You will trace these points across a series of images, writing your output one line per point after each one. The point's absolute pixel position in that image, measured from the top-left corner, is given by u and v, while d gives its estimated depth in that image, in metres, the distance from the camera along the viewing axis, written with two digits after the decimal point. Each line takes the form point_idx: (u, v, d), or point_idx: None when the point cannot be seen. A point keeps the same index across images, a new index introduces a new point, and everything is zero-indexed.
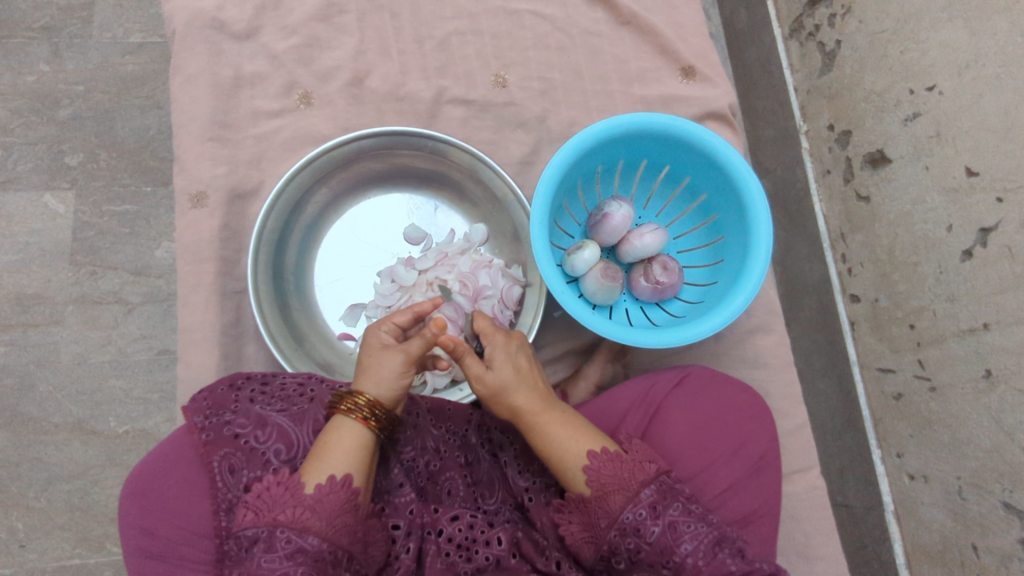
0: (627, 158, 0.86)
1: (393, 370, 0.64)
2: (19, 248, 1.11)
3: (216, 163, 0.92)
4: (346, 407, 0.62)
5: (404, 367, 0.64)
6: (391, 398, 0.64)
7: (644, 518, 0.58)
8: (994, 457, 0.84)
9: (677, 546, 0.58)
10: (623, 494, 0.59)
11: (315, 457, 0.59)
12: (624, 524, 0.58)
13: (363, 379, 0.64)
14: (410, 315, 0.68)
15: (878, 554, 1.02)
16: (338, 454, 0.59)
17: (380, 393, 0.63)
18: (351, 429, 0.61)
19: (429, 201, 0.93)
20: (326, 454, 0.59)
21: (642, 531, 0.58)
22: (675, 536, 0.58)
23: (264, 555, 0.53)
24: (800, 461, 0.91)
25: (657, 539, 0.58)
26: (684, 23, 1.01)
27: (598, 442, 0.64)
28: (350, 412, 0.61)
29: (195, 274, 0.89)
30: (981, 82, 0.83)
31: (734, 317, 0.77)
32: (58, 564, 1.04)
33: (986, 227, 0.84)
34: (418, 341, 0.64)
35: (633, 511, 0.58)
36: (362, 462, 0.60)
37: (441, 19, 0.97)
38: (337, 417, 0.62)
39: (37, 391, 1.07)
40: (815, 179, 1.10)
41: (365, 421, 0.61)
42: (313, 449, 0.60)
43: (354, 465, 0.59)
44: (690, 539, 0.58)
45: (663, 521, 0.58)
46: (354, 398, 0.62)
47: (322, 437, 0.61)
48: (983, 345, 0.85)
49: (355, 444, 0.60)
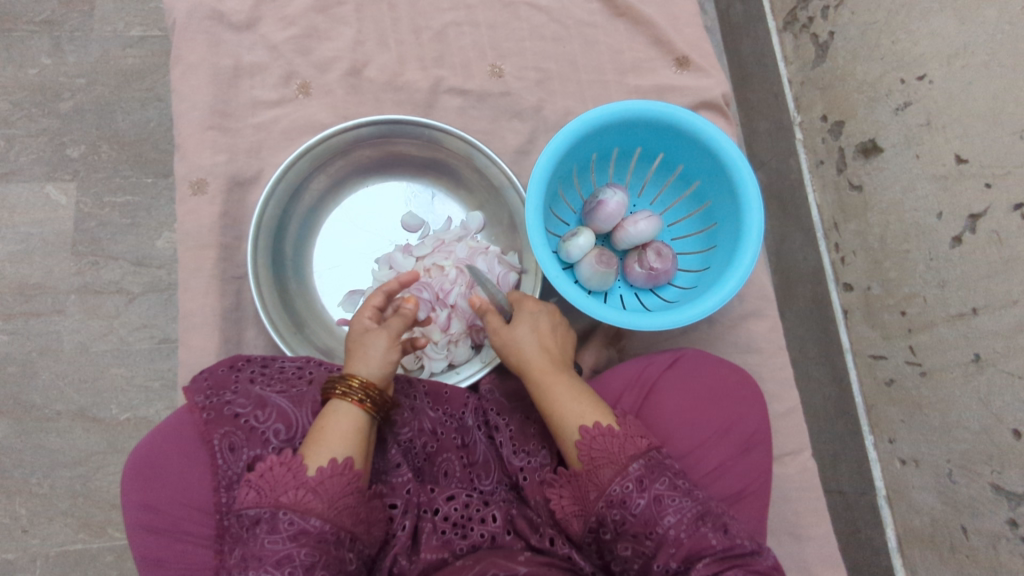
0: (621, 146, 0.88)
1: (380, 348, 0.66)
2: (21, 238, 1.12)
3: (217, 151, 0.93)
4: (340, 391, 0.63)
5: (389, 344, 0.67)
6: (381, 377, 0.65)
7: (631, 491, 0.59)
8: (983, 440, 0.85)
9: (660, 519, 0.58)
10: (612, 468, 0.60)
11: (313, 440, 0.59)
12: (611, 496, 0.59)
13: (354, 363, 0.65)
14: (383, 295, 0.71)
15: (870, 538, 1.03)
16: (338, 438, 0.60)
17: (370, 372, 0.65)
18: (347, 413, 0.62)
19: (427, 189, 0.95)
20: (325, 438, 0.59)
21: (628, 503, 0.59)
22: (659, 509, 0.58)
23: (267, 536, 0.54)
24: (793, 445, 0.92)
25: (642, 511, 0.58)
26: (679, 14, 1.02)
27: (595, 416, 0.64)
28: (345, 395, 0.62)
29: (196, 259, 0.90)
30: (969, 71, 0.85)
31: (725, 301, 0.78)
32: (61, 549, 1.05)
33: (974, 213, 0.85)
34: (398, 320, 0.69)
35: (620, 483, 0.59)
36: (360, 445, 0.61)
37: (439, 10, 0.99)
38: (334, 402, 0.63)
39: (40, 379, 1.08)
40: (808, 169, 1.12)
41: (361, 403, 0.62)
42: (310, 432, 0.61)
43: (352, 448, 0.60)
44: (674, 512, 0.58)
45: (649, 494, 0.59)
46: (348, 381, 0.63)
47: (319, 422, 0.61)
48: (971, 330, 0.86)
49: (354, 429, 0.61)
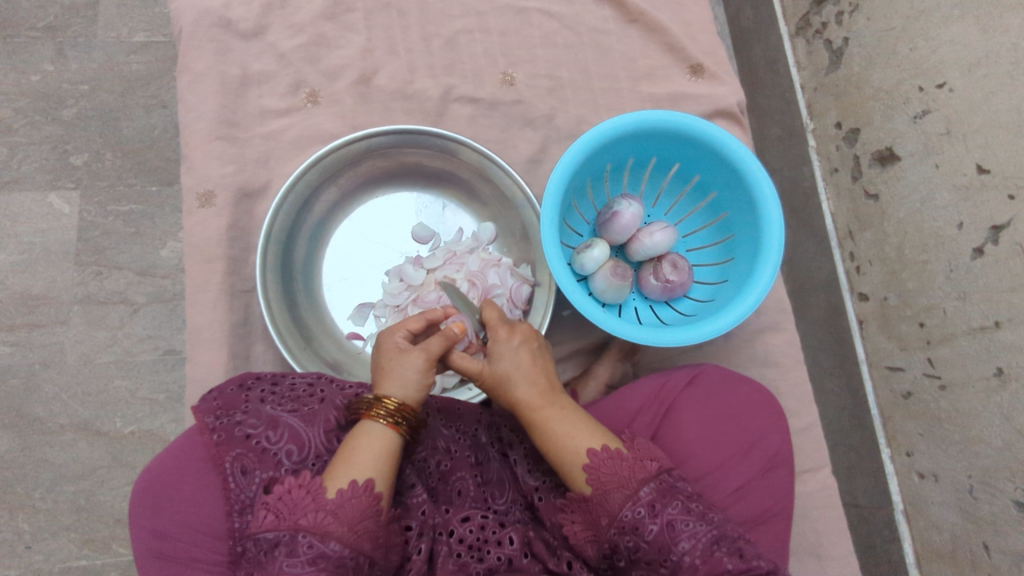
0: (636, 156, 0.86)
1: (416, 370, 0.65)
2: (24, 248, 1.10)
3: (224, 162, 0.91)
4: (374, 413, 0.61)
5: (426, 367, 0.65)
6: (417, 399, 0.65)
7: (642, 517, 0.57)
8: (1005, 456, 0.84)
9: (674, 545, 0.56)
10: (622, 492, 0.58)
11: (340, 459, 0.58)
12: (623, 522, 0.57)
13: (387, 383, 0.64)
14: (422, 321, 0.70)
15: (887, 553, 1.01)
16: (364, 460, 0.58)
17: (406, 395, 0.64)
18: (378, 435, 0.60)
19: (437, 200, 0.93)
20: (352, 458, 0.58)
21: (641, 530, 0.57)
22: (672, 534, 0.56)
23: (286, 559, 0.52)
24: (811, 461, 0.91)
25: (655, 538, 0.56)
26: (692, 20, 1.01)
27: (594, 441, 0.63)
28: (377, 417, 0.61)
29: (204, 273, 0.89)
30: (992, 79, 0.83)
31: (744, 316, 0.77)
32: (64, 565, 1.03)
33: (997, 224, 0.84)
34: (438, 339, 0.66)
35: (631, 509, 0.57)
36: (387, 468, 0.59)
37: (449, 17, 0.97)
38: (365, 422, 0.61)
39: (43, 392, 1.07)
40: (823, 177, 1.10)
41: (394, 425, 0.61)
42: (338, 452, 0.60)
43: (378, 470, 0.59)
44: (688, 538, 0.56)
45: (661, 520, 0.56)
46: (381, 403, 0.62)
47: (349, 441, 0.60)
48: (994, 343, 0.85)
49: (382, 451, 0.60)
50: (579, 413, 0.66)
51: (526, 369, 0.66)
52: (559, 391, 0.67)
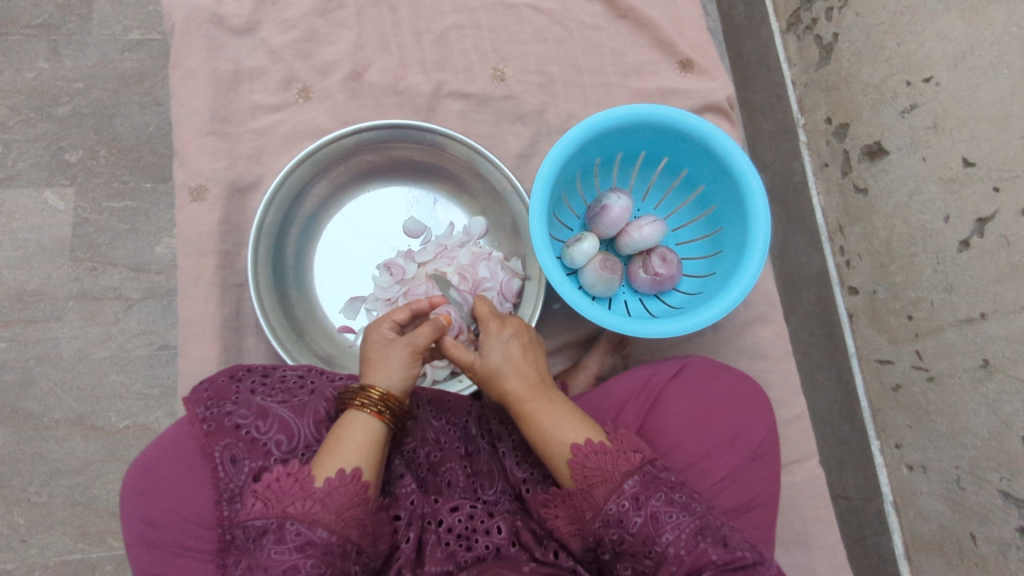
0: (625, 150, 0.87)
1: (401, 361, 0.65)
2: (19, 245, 1.11)
3: (216, 157, 0.92)
4: (359, 402, 0.62)
5: (412, 357, 0.66)
6: (403, 389, 0.65)
7: (627, 509, 0.57)
8: (992, 447, 0.84)
9: (658, 536, 0.56)
10: (606, 486, 0.58)
11: (327, 449, 0.59)
12: (608, 515, 0.58)
13: (373, 373, 0.65)
14: (407, 312, 0.70)
15: (877, 544, 1.02)
16: (349, 449, 0.59)
17: (392, 384, 0.64)
18: (364, 423, 0.61)
19: (429, 194, 0.94)
20: (338, 448, 0.59)
21: (625, 522, 0.57)
22: (656, 526, 0.56)
23: (274, 546, 0.53)
24: (800, 452, 0.92)
25: (639, 530, 0.56)
26: (682, 16, 1.01)
27: (582, 432, 0.62)
28: (362, 407, 0.62)
29: (196, 267, 0.90)
30: (977, 73, 0.84)
31: (731, 308, 0.77)
32: (59, 559, 1.04)
33: (982, 217, 0.84)
34: (425, 331, 0.67)
35: (616, 502, 0.57)
36: (374, 456, 0.60)
37: (439, 13, 0.98)
38: (350, 413, 0.62)
39: (38, 387, 1.07)
40: (812, 172, 1.10)
41: (379, 414, 0.62)
42: (324, 442, 0.60)
43: (365, 459, 0.59)
44: (671, 529, 0.56)
45: (645, 511, 0.56)
46: (367, 392, 0.63)
47: (334, 431, 0.61)
48: (979, 335, 0.86)
49: (368, 440, 0.60)
50: (568, 406, 0.66)
51: (515, 362, 0.66)
52: (549, 385, 0.67)
